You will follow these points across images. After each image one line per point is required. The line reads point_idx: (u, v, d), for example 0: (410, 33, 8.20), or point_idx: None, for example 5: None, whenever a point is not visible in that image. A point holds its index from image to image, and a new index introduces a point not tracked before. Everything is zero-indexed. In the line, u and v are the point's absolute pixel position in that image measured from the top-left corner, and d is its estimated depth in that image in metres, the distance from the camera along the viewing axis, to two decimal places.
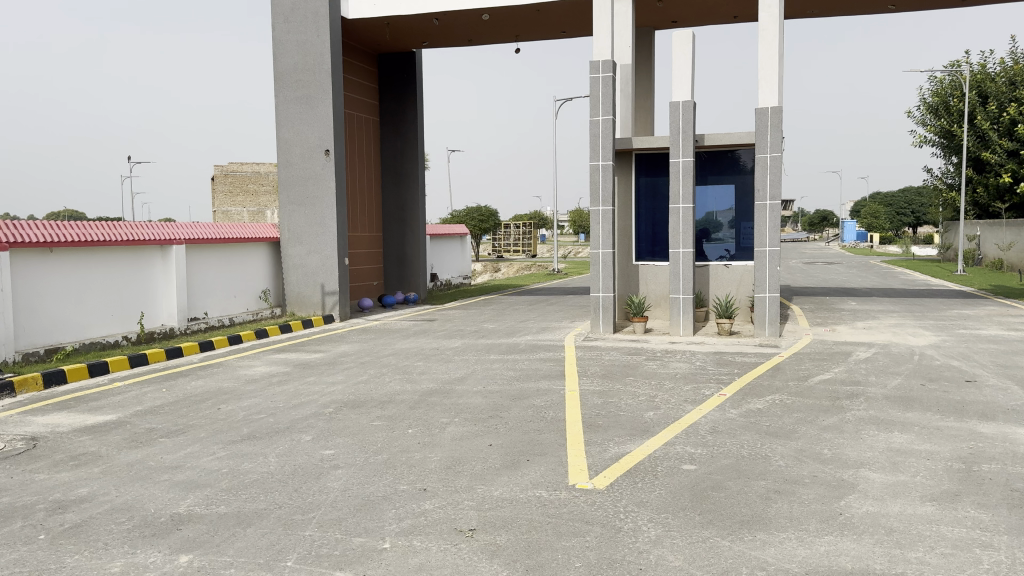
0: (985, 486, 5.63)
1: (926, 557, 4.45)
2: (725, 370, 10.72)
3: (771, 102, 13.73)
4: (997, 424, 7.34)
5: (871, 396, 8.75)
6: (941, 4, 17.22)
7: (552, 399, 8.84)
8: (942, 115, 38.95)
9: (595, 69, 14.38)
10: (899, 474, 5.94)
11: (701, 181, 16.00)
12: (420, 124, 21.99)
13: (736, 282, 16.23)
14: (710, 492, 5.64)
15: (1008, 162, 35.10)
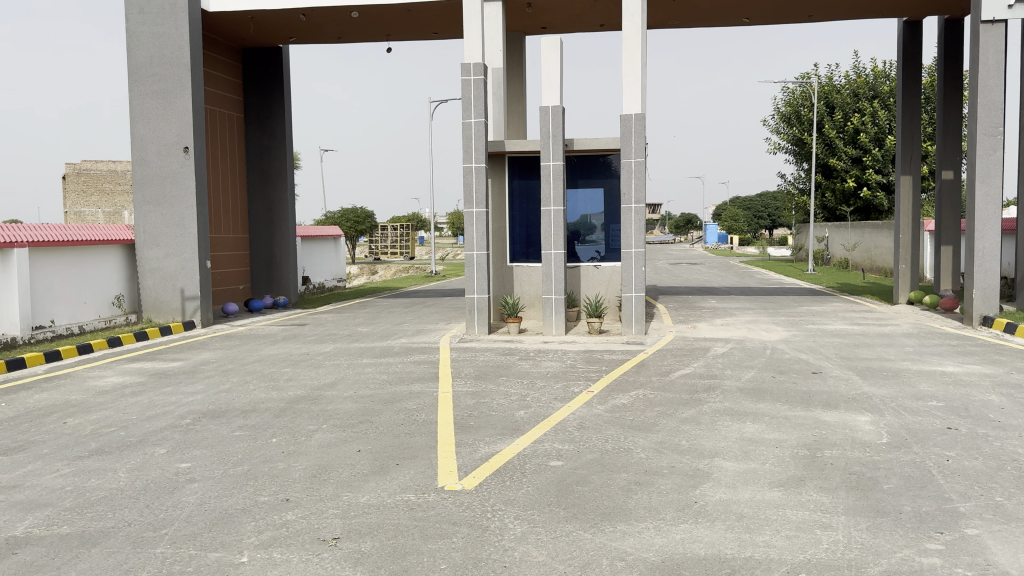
0: (826, 471, 6.03)
1: (772, 540, 4.72)
2: (594, 368, 11.00)
3: (635, 108, 14.20)
4: (839, 412, 7.90)
5: (726, 389, 9.22)
6: (789, 19, 18.36)
7: (424, 402, 8.78)
8: (794, 124, 41.25)
9: (466, 71, 14.40)
10: (750, 462, 6.28)
11: (572, 184, 16.38)
12: (287, 122, 21.40)
13: (605, 282, 16.67)
14: (575, 486, 5.76)
15: (852, 168, 39.02)
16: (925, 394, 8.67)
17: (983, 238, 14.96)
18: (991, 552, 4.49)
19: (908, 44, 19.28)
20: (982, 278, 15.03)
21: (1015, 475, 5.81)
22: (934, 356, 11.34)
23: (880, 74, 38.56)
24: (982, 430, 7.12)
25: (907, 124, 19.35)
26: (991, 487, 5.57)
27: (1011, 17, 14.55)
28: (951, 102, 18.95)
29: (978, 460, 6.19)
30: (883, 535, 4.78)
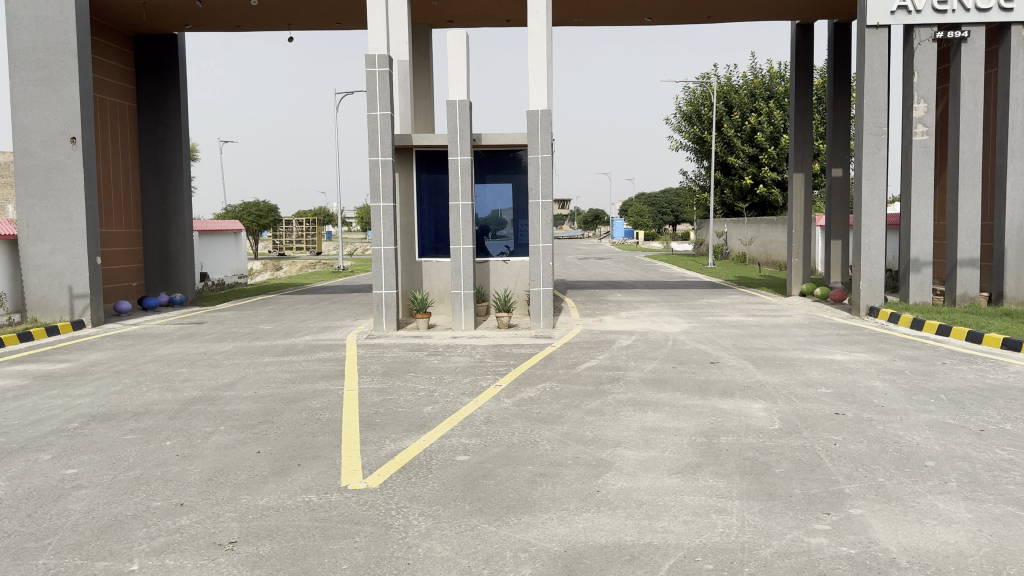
0: (722, 456, 6.24)
1: (670, 525, 4.85)
2: (502, 362, 11.04)
3: (541, 104, 14.29)
4: (735, 400, 8.19)
5: (629, 379, 9.43)
6: (689, 19, 18.88)
7: (328, 400, 8.61)
8: (695, 122, 42.48)
9: (371, 63, 14.17)
10: (651, 450, 6.43)
11: (480, 179, 16.38)
12: (183, 112, 20.59)
13: (514, 277, 16.73)
14: (480, 481, 5.76)
15: (749, 166, 40.52)
16: (814, 381, 9.10)
17: (869, 233, 15.78)
18: (873, 531, 4.74)
19: (799, 47, 20.12)
20: (868, 270, 15.87)
21: (896, 457, 6.16)
22: (824, 345, 11.92)
23: (775, 74, 40.03)
24: (866, 414, 7.53)
25: (800, 124, 20.19)
26: (874, 469, 5.89)
27: (893, 23, 15.38)
28: (840, 103, 19.88)
29: (862, 443, 6.53)
30: (775, 518, 4.98)
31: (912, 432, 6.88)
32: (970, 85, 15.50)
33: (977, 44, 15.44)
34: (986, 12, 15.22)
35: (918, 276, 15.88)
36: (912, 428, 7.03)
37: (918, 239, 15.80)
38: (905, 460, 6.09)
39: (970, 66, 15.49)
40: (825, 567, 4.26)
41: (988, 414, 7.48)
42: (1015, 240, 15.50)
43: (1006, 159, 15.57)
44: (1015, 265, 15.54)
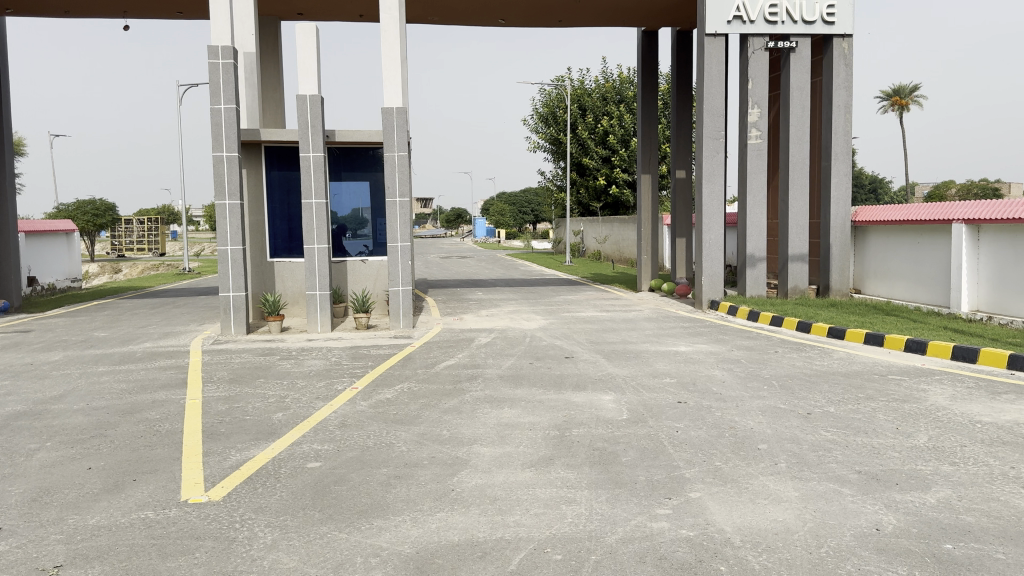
0: (574, 448, 6.41)
1: (522, 519, 4.92)
2: (359, 364, 10.84)
3: (396, 101, 14.09)
4: (587, 393, 8.42)
5: (487, 377, 9.51)
6: (542, 22, 19.27)
7: (168, 410, 8.14)
8: (551, 124, 43.38)
9: (213, 54, 13.51)
10: (505, 446, 6.50)
11: (335, 177, 16.02)
12: (5, 102, 18.87)
13: (372, 277, 16.42)
14: (332, 487, 5.62)
15: (603, 167, 41.83)
16: (660, 372, 9.52)
17: (709, 230, 16.69)
18: (710, 513, 5.00)
19: (646, 52, 20.96)
20: (709, 266, 16.79)
21: (732, 441, 6.54)
22: (670, 337, 12.50)
23: (625, 79, 41.44)
24: (706, 402, 7.96)
25: (647, 128, 21.04)
26: (712, 453, 6.22)
27: (729, 32, 16.29)
28: (683, 107, 20.90)
29: (702, 430, 6.89)
30: (621, 505, 5.16)
31: (747, 417, 7.32)
32: (797, 92, 16.72)
33: (803, 54, 16.67)
34: (811, 25, 16.43)
35: (753, 271, 16.99)
36: (747, 413, 7.48)
37: (754, 236, 16.87)
38: (740, 444, 6.48)
39: (797, 75, 16.70)
40: (667, 550, 4.45)
41: (814, 398, 8.09)
42: (838, 237, 16.86)
43: (830, 162, 16.89)
44: (839, 260, 16.90)
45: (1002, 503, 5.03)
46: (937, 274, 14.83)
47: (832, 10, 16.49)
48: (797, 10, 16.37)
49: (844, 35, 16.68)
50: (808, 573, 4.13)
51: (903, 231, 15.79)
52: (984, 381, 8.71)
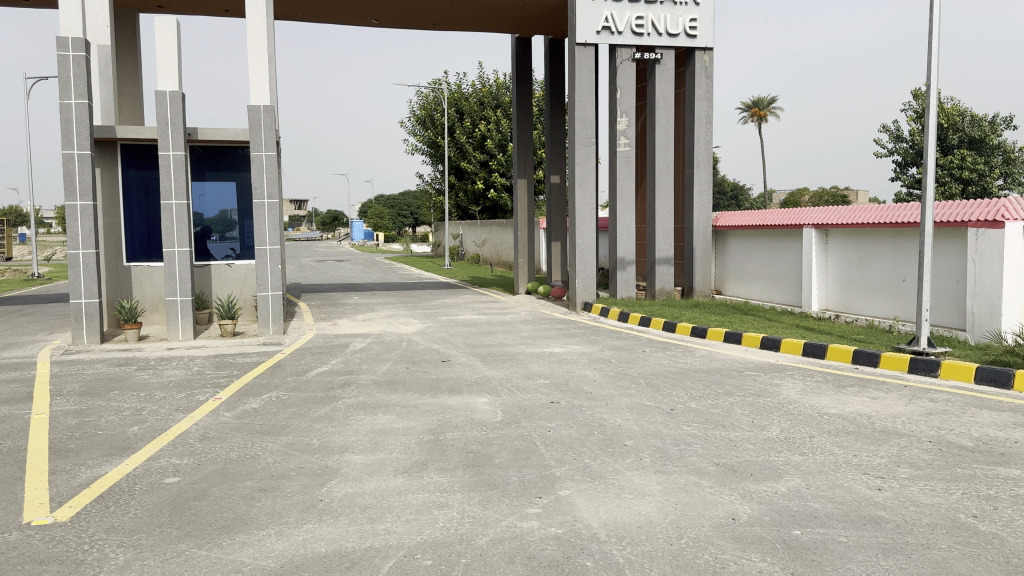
0: (447, 452, 6.41)
1: (392, 526, 4.88)
2: (224, 373, 10.42)
3: (263, 100, 13.65)
4: (463, 396, 8.45)
5: (361, 383, 9.35)
6: (416, 24, 19.16)
7: (10, 427, 7.54)
8: (428, 126, 43.21)
9: (62, 46, 12.63)
10: (377, 453, 6.43)
11: (198, 177, 15.36)
12: None
13: (240, 282, 15.78)
14: (191, 502, 5.38)
15: (481, 171, 41.98)
16: (535, 373, 9.67)
17: (582, 235, 17.09)
18: (578, 510, 5.13)
19: (520, 58, 21.22)
20: (582, 269, 17.21)
21: (601, 438, 6.73)
22: (544, 339, 12.71)
23: (501, 84, 41.81)
24: (578, 401, 8.15)
25: (521, 133, 21.30)
26: (582, 451, 6.38)
27: (599, 42, 16.70)
28: (557, 114, 21.33)
29: (572, 429, 7.06)
30: (492, 507, 5.20)
31: (616, 415, 7.56)
32: (662, 102, 17.42)
33: (668, 65, 17.40)
34: (675, 37, 17.17)
35: (623, 274, 17.57)
36: (616, 411, 7.72)
37: (624, 240, 17.43)
38: (608, 441, 6.68)
39: (663, 85, 17.41)
40: (536, 549, 4.53)
41: (678, 394, 8.44)
42: (701, 241, 17.69)
43: (693, 169, 17.68)
44: (702, 262, 17.72)
45: (844, 489, 5.43)
46: (789, 276, 15.80)
47: (694, 24, 17.27)
48: (661, 23, 17.05)
49: (705, 48, 17.52)
50: (669, 563, 4.31)
51: (760, 235, 16.71)
52: (831, 374, 9.37)
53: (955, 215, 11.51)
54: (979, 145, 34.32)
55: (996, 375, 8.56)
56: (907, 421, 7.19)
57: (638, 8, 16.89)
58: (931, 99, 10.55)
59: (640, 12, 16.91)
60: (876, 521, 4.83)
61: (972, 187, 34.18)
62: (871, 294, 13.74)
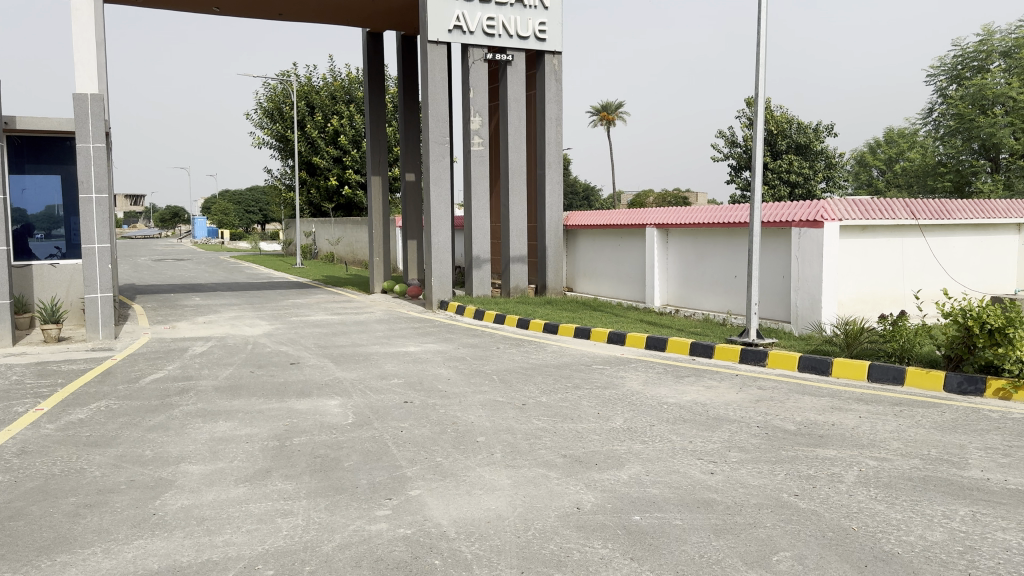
0: (293, 458, 6.21)
1: (232, 538, 4.67)
2: (46, 382, 9.61)
3: (90, 88, 12.64)
4: (311, 399, 8.22)
5: (201, 389, 8.89)
6: (261, 14, 18.52)
7: None
8: (277, 120, 41.79)
9: None
10: (218, 462, 6.14)
11: (16, 169, 14.13)
12: None
13: (65, 283, 14.61)
14: (4, 524, 4.91)
15: (334, 167, 40.93)
16: (388, 373, 9.55)
17: (436, 233, 17.03)
18: (428, 509, 5.10)
19: (372, 53, 20.84)
20: (437, 268, 17.17)
21: (453, 436, 6.73)
22: (399, 338, 12.60)
23: (354, 79, 41.04)
24: (431, 399, 8.13)
25: (375, 128, 20.89)
26: (433, 450, 6.36)
27: (451, 41, 16.69)
28: (410, 110, 21.13)
29: (425, 427, 7.03)
30: (339, 511, 5.09)
31: (469, 412, 7.60)
32: (514, 104, 17.67)
33: (518, 67, 17.68)
34: (525, 40, 17.48)
35: (478, 272, 17.69)
36: (469, 408, 7.76)
37: (478, 238, 17.55)
38: (460, 438, 6.69)
39: (514, 87, 17.66)
40: (383, 551, 4.47)
41: (529, 390, 8.59)
42: (553, 240, 18.10)
43: (545, 170, 18.05)
44: (554, 260, 18.14)
45: (681, 473, 5.72)
46: (634, 273, 16.47)
47: (543, 27, 17.68)
48: (512, 25, 17.30)
49: (554, 52, 17.95)
50: (516, 556, 4.37)
51: (607, 234, 17.32)
52: (671, 366, 9.86)
53: (781, 215, 12.38)
54: (805, 151, 37.20)
55: (816, 363, 9.30)
56: (738, 408, 7.67)
57: (488, 9, 17.03)
58: (761, 108, 11.27)
59: (491, 13, 17.06)
60: (709, 504, 5.12)
61: (799, 188, 37.11)
62: (707, 290, 14.54)
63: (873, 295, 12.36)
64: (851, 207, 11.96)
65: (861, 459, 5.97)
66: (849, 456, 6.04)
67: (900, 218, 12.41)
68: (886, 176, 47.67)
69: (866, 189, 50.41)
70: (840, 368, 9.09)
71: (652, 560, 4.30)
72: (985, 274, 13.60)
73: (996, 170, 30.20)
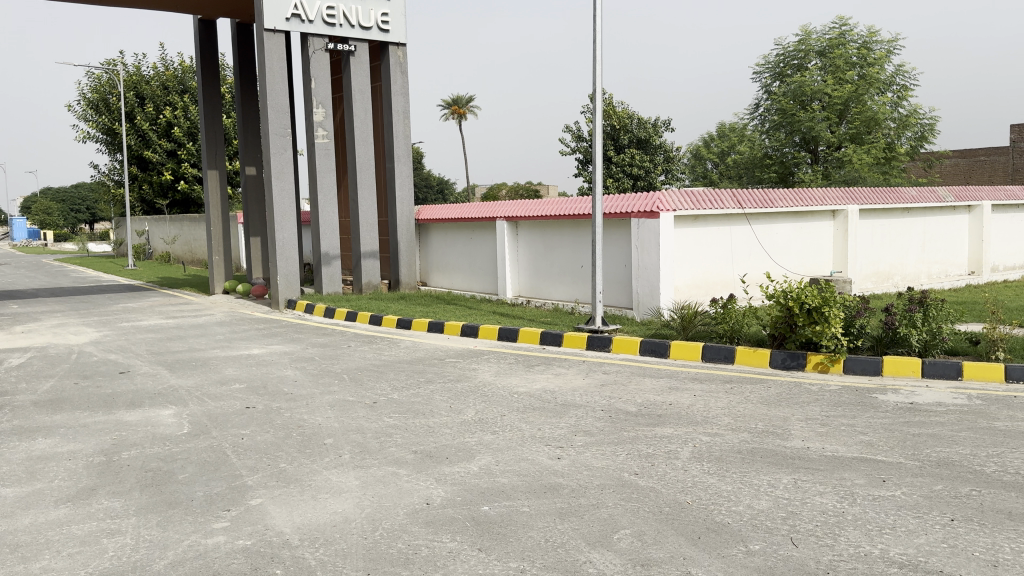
0: (122, 474, 5.80)
1: (50, 563, 4.30)
2: None
3: None
4: (143, 410, 7.71)
5: (16, 405, 8.13)
6: None
7: None
8: (103, 112, 38.94)
9: None
10: (35, 483, 5.63)
11: None
12: None
13: None
14: None
15: (168, 161, 38.60)
16: (229, 378, 9.12)
17: (281, 230, 16.42)
18: (269, 517, 4.89)
19: (204, 41, 19.80)
20: (284, 266, 16.56)
21: (298, 440, 6.52)
22: (243, 340, 12.05)
23: (187, 68, 38.84)
24: (275, 403, 7.82)
25: (210, 120, 19.86)
26: (277, 456, 6.12)
27: (289, 29, 16.13)
28: (248, 102, 20.27)
29: (268, 433, 6.75)
30: (173, 526, 4.80)
31: (315, 414, 7.37)
32: (359, 95, 17.31)
33: (362, 58, 17.34)
34: (367, 30, 17.20)
35: (328, 269, 17.25)
36: (316, 410, 7.53)
37: (327, 234, 17.09)
38: (306, 441, 6.49)
39: (358, 78, 17.31)
40: (220, 565, 4.25)
41: (380, 387, 8.46)
42: (405, 234, 17.93)
43: (393, 163, 17.83)
44: (406, 255, 17.96)
45: (529, 461, 5.80)
46: (487, 266, 16.62)
47: (386, 18, 17.47)
48: (353, 15, 16.96)
49: (398, 43, 17.78)
50: (363, 558, 4.28)
51: (458, 227, 17.33)
52: (522, 356, 10.00)
53: (621, 206, 12.83)
54: (645, 145, 38.80)
55: (656, 346, 9.73)
56: (584, 393, 7.89)
57: None
58: (599, 102, 11.62)
59: (331, 2, 16.63)
60: (555, 489, 5.22)
61: (641, 182, 38.58)
62: (556, 280, 14.88)
63: (706, 280, 13.10)
64: (685, 198, 12.58)
65: (695, 436, 6.29)
66: (684, 433, 6.35)
67: (729, 207, 13.17)
68: (719, 168, 50.51)
69: (702, 181, 53.22)
70: (678, 350, 9.55)
71: (499, 549, 4.33)
72: (804, 257, 14.68)
73: (816, 161, 32.77)
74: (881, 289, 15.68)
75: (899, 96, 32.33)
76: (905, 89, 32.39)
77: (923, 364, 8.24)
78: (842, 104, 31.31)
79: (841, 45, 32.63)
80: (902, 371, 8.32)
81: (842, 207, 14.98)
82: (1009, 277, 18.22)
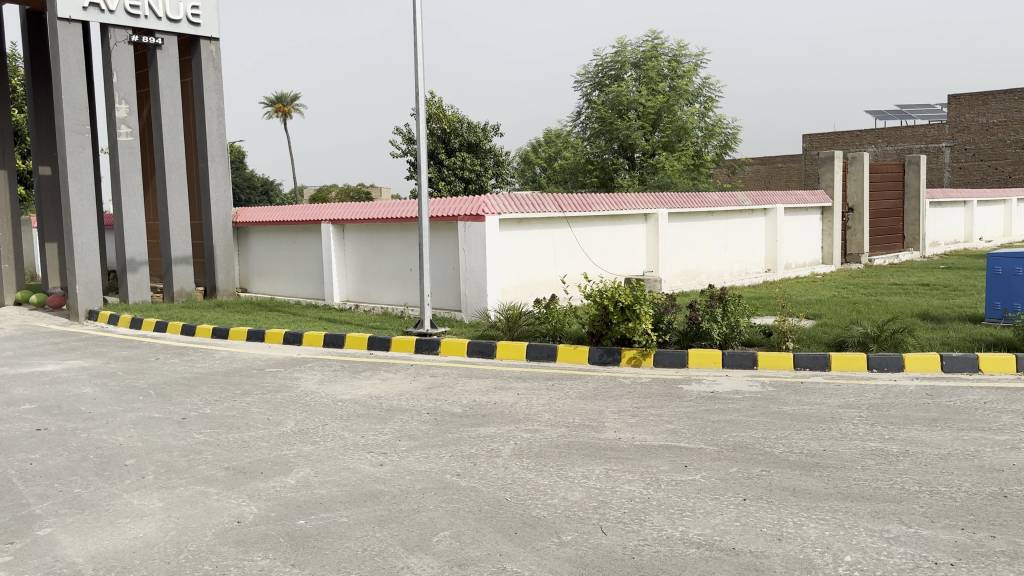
0: None
1: None
2: None
3: None
4: None
5: None
6: None
7: None
8: None
9: None
10: None
11: None
12: None
13: None
14: None
15: None
16: (18, 398, 8.31)
17: (81, 235, 15.18)
18: (60, 548, 4.52)
19: None
20: (84, 274, 15.33)
21: (96, 462, 6.06)
22: (37, 356, 11.02)
23: None
24: (71, 424, 7.22)
25: None
26: (70, 481, 5.65)
27: (87, 19, 14.93)
28: (41, 96, 18.58)
29: (61, 457, 6.22)
30: None
31: (117, 434, 6.88)
32: (167, 91, 16.32)
33: (170, 52, 16.34)
34: (176, 23, 16.25)
35: (135, 276, 16.16)
36: (118, 429, 7.03)
37: (133, 239, 16.00)
38: (105, 464, 6.04)
39: (166, 73, 16.31)
40: None
41: (192, 402, 8.02)
42: (222, 238, 17.12)
43: (207, 163, 16.98)
44: (225, 261, 17.15)
45: (349, 470, 5.72)
46: (313, 271, 16.18)
47: (196, 11, 16.58)
48: (160, 6, 15.98)
49: (210, 38, 16.93)
50: None
51: (282, 231, 16.75)
52: (347, 362, 9.84)
53: (446, 210, 12.90)
54: (475, 149, 39.31)
55: (483, 347, 9.89)
56: (409, 397, 7.88)
57: None
58: (421, 106, 11.64)
59: None
60: (375, 496, 5.18)
61: (472, 185, 39.13)
62: (384, 283, 14.76)
63: (529, 281, 13.49)
64: (509, 201, 12.85)
65: (516, 433, 6.45)
66: (506, 431, 6.50)
67: (551, 211, 13.60)
68: (546, 173, 52.08)
69: (530, 185, 54.61)
70: (503, 350, 9.76)
71: (313, 562, 4.24)
72: (621, 258, 15.44)
73: (633, 167, 34.56)
74: (689, 287, 16.78)
75: (706, 106, 34.71)
76: (711, 100, 34.83)
77: (723, 355, 8.92)
78: (655, 114, 33.22)
79: (654, 57, 34.48)
80: (705, 362, 8.97)
81: (653, 210, 15.86)
82: (801, 273, 20.11)
